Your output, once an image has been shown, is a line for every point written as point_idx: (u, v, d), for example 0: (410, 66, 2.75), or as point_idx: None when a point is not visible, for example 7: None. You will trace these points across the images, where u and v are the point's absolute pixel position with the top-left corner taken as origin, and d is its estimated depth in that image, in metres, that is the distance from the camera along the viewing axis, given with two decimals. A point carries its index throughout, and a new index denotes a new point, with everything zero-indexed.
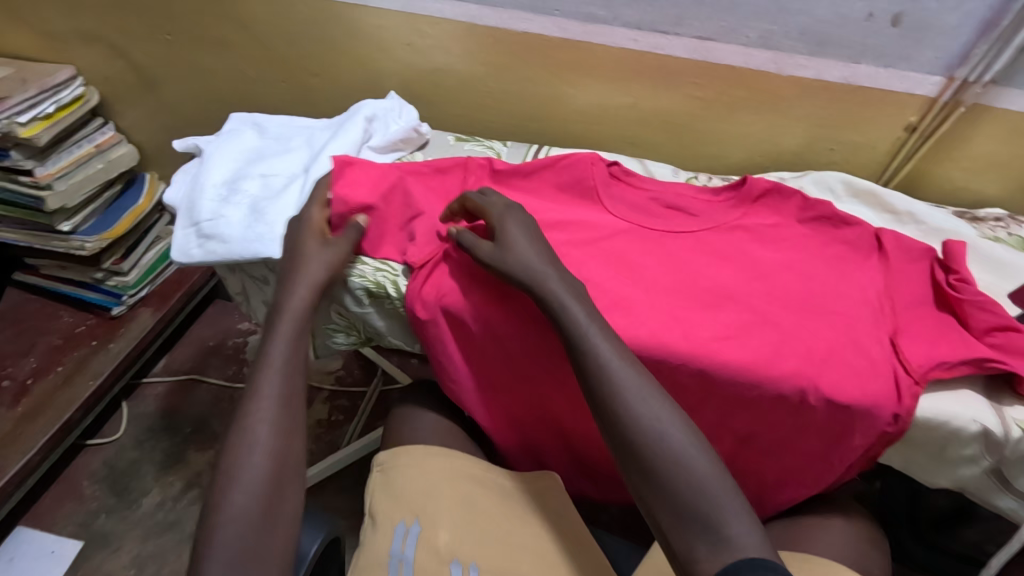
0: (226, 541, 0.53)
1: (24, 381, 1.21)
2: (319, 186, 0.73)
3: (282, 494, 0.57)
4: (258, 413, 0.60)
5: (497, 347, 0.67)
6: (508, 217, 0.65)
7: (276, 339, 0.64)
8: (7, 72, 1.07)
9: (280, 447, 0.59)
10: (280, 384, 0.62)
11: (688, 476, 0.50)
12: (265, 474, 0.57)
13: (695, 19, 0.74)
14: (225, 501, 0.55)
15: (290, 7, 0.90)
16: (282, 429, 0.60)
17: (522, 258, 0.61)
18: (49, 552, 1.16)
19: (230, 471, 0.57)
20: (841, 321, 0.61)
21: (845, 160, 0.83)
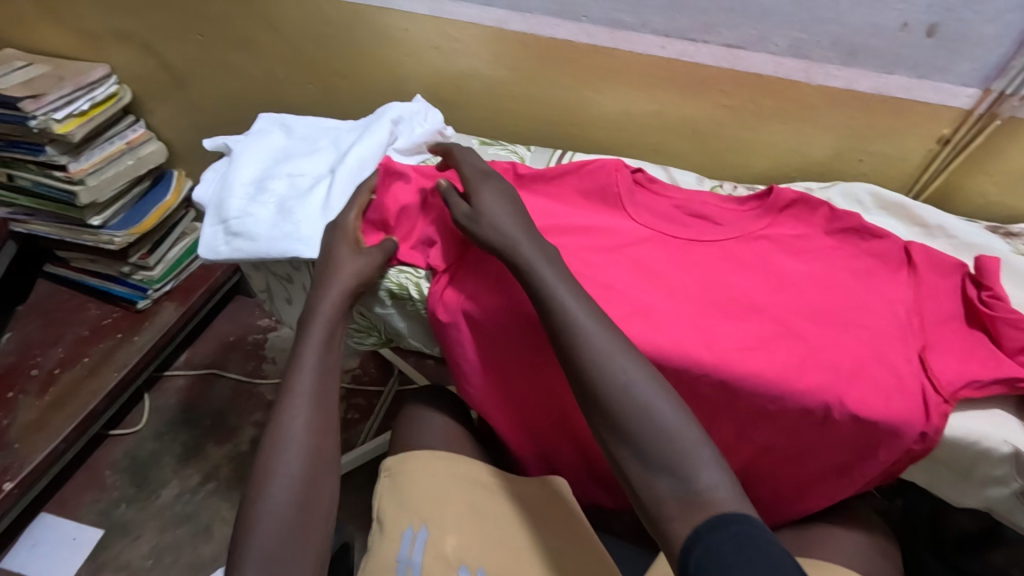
0: (266, 533, 0.54)
1: (52, 370, 1.24)
2: (359, 190, 0.75)
3: (319, 491, 0.58)
4: (294, 410, 0.61)
5: (508, 348, 0.67)
6: (485, 183, 0.68)
7: (310, 339, 0.66)
8: (45, 69, 1.10)
9: (315, 445, 0.60)
10: (314, 385, 0.63)
11: (666, 439, 0.50)
12: (286, 469, 0.57)
13: (724, 27, 0.74)
14: (260, 496, 0.56)
15: (320, 10, 0.92)
16: (317, 427, 0.61)
17: (493, 222, 0.63)
18: (71, 539, 1.19)
19: (268, 466, 0.58)
20: (869, 336, 0.60)
21: (874, 171, 0.82)
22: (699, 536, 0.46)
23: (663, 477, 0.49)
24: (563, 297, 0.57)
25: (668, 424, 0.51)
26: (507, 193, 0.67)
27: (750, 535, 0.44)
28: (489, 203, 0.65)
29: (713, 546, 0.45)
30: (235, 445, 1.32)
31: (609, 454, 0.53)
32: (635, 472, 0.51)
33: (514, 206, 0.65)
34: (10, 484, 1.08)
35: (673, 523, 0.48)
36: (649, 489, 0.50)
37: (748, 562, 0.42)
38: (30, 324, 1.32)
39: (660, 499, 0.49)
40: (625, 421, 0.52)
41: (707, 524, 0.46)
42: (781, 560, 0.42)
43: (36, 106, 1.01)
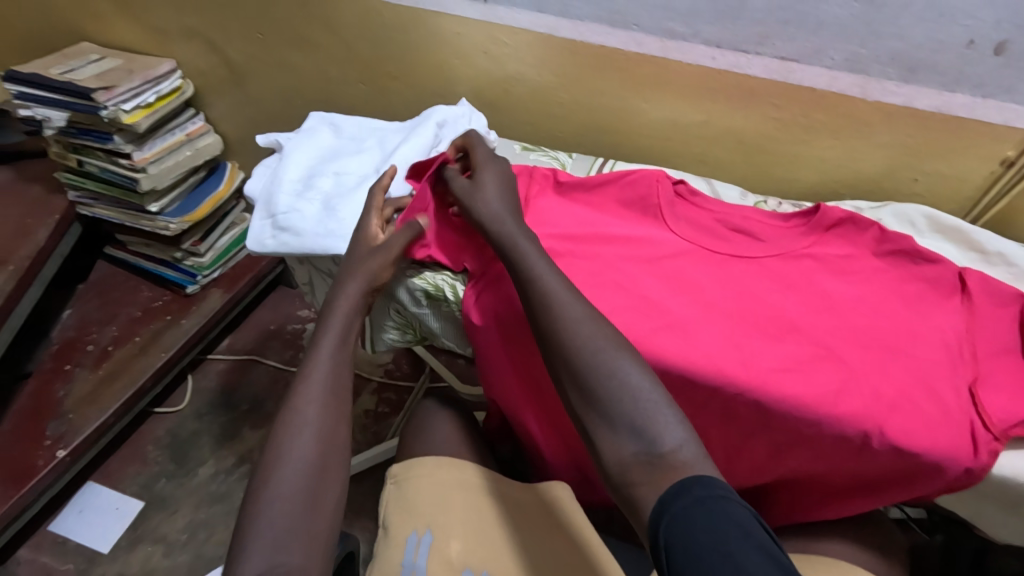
0: (275, 515, 0.55)
1: (106, 347, 1.31)
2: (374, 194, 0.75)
3: (327, 476, 0.59)
4: (308, 396, 0.63)
5: (515, 347, 0.68)
6: (488, 167, 0.72)
7: (329, 327, 0.68)
8: (117, 63, 1.17)
9: (327, 429, 0.62)
10: (328, 371, 0.65)
11: (634, 410, 0.51)
12: (312, 453, 0.60)
13: (779, 39, 0.72)
14: (274, 477, 0.58)
15: (375, 12, 0.94)
16: (329, 413, 0.63)
17: (483, 198, 0.68)
18: (114, 508, 1.25)
19: (279, 449, 0.60)
20: (915, 365, 0.58)
21: (929, 192, 0.78)
22: (666, 506, 0.47)
23: (630, 445, 0.51)
24: (574, 305, 0.58)
25: (643, 402, 0.52)
26: (505, 176, 0.71)
27: (713, 499, 0.45)
28: (485, 183, 0.69)
29: (680, 517, 0.45)
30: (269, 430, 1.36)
31: (582, 428, 0.55)
32: (606, 443, 0.52)
33: (508, 188, 0.70)
34: (63, 452, 1.14)
35: (641, 488, 0.49)
36: (615, 456, 0.51)
37: (715, 529, 0.43)
38: (88, 302, 1.40)
39: (625, 464, 0.51)
40: (615, 413, 0.52)
41: (673, 492, 0.47)
42: (742, 520, 0.44)
43: (108, 97, 1.07)
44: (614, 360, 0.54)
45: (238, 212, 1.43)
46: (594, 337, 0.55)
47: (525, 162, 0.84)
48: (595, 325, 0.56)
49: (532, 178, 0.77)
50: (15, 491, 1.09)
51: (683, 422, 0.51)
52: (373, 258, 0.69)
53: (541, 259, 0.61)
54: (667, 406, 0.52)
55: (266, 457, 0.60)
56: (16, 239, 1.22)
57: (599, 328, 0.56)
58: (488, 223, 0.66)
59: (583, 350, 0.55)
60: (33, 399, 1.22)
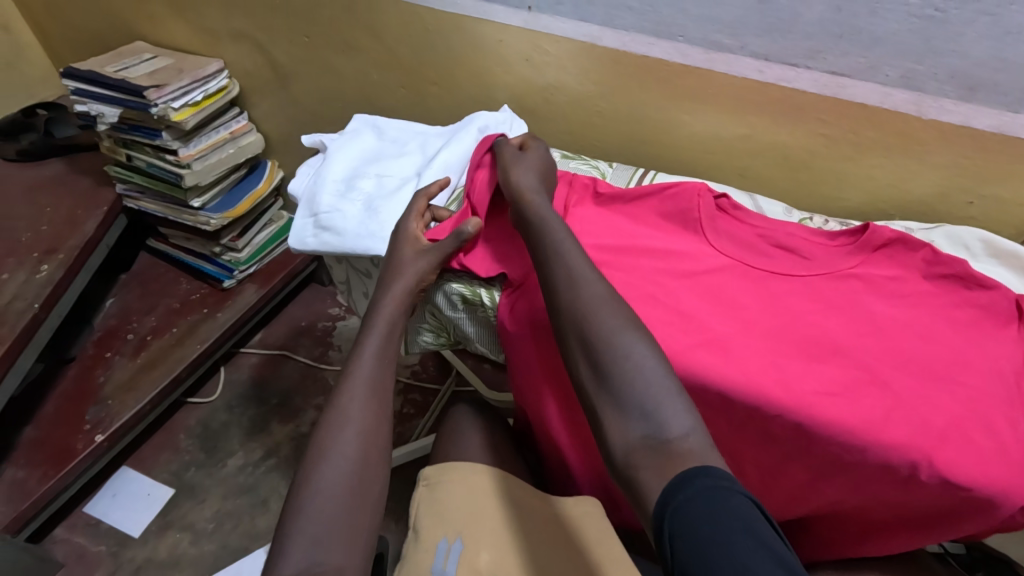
0: (320, 511, 0.57)
1: (145, 336, 1.35)
2: (415, 199, 0.76)
3: (369, 474, 0.60)
4: (354, 392, 0.64)
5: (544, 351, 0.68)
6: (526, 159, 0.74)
7: (378, 320, 0.69)
8: (167, 61, 1.20)
9: (371, 425, 0.63)
10: (372, 370, 0.66)
11: (650, 402, 0.52)
12: (354, 453, 0.60)
13: (831, 53, 0.71)
14: (315, 472, 0.59)
15: (420, 20, 0.95)
16: (373, 409, 0.64)
17: (512, 180, 0.70)
18: (145, 494, 1.28)
19: (325, 444, 0.61)
20: (967, 394, 0.56)
21: (986, 216, 0.75)
22: (670, 497, 0.46)
23: (637, 427, 0.51)
24: (610, 309, 0.57)
25: (649, 384, 0.52)
26: (546, 168, 0.73)
27: (716, 487, 0.45)
28: (517, 169, 0.71)
29: (683, 507, 0.45)
30: (297, 425, 1.38)
31: (593, 412, 0.55)
32: (612, 425, 0.53)
33: (543, 180, 0.71)
34: (100, 437, 1.18)
35: (642, 471, 0.50)
36: (621, 440, 0.52)
37: (716, 518, 0.43)
38: (129, 293, 1.44)
39: (630, 446, 0.51)
40: (625, 400, 0.53)
41: (675, 483, 0.47)
42: (744, 511, 0.44)
43: (159, 95, 1.10)
44: (628, 347, 0.55)
45: (276, 210, 1.45)
46: (623, 340, 0.55)
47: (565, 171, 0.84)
48: (608, 305, 0.58)
49: (571, 186, 0.77)
50: (55, 472, 1.13)
51: (691, 411, 0.51)
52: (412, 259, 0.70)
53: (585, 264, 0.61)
54: (678, 394, 0.52)
55: (308, 453, 0.61)
56: (66, 228, 1.27)
57: (628, 330, 0.56)
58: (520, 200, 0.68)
59: (602, 327, 0.56)
60: (75, 384, 1.27)
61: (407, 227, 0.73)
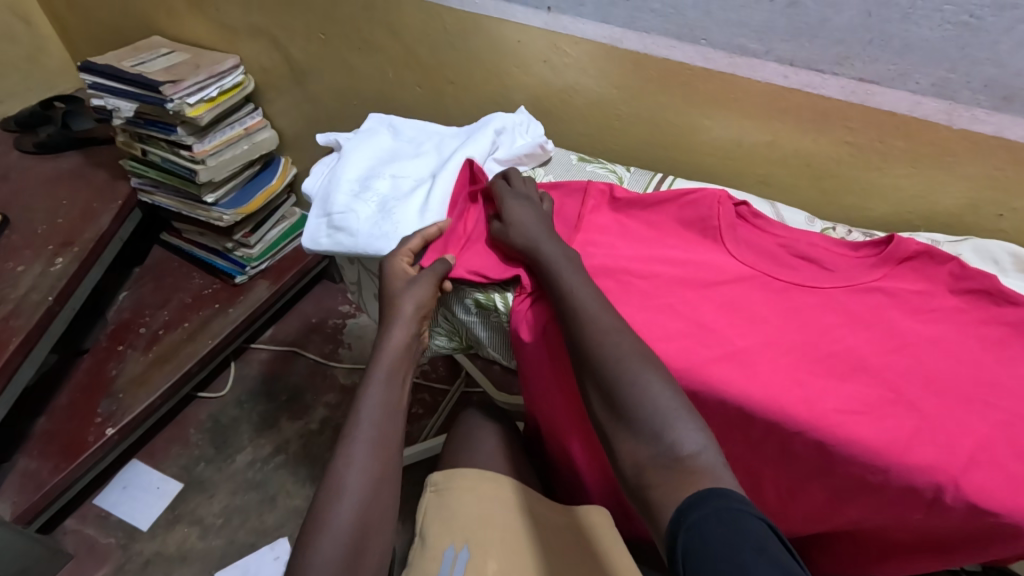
0: (330, 545, 0.58)
1: (157, 330, 1.35)
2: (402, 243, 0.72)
3: (377, 506, 0.62)
4: (361, 422, 0.65)
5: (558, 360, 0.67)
6: (518, 201, 0.72)
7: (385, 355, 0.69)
8: (185, 56, 1.20)
9: (377, 462, 0.64)
10: (382, 396, 0.67)
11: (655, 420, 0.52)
12: (364, 478, 0.62)
13: (860, 59, 0.69)
14: (333, 505, 0.61)
15: (439, 18, 0.94)
16: (381, 444, 0.65)
17: (518, 228, 0.68)
18: (155, 487, 1.29)
19: (335, 483, 0.62)
20: (997, 417, 0.54)
21: (1016, 230, 0.73)
22: (683, 516, 0.46)
23: (647, 448, 0.51)
24: (616, 331, 0.58)
25: (658, 409, 0.52)
26: (536, 207, 0.71)
27: (732, 510, 0.44)
28: (517, 216, 0.69)
29: (696, 526, 0.44)
30: (306, 423, 1.38)
31: (606, 437, 0.55)
32: (625, 447, 0.53)
33: (542, 218, 0.70)
34: (111, 430, 1.18)
35: (655, 490, 0.50)
36: (631, 459, 0.52)
37: (729, 540, 0.42)
38: (143, 286, 1.45)
39: (640, 467, 0.51)
40: (630, 414, 0.53)
41: (689, 502, 0.46)
42: (759, 536, 0.42)
43: (174, 90, 1.10)
44: (635, 374, 0.54)
45: (288, 206, 1.45)
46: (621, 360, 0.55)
47: (582, 175, 0.83)
48: (618, 332, 0.57)
49: (587, 193, 0.75)
50: (67, 464, 1.13)
51: (704, 429, 0.51)
52: (420, 283, 0.68)
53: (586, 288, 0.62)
54: (688, 414, 0.52)
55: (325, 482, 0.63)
56: (82, 222, 1.27)
57: (627, 349, 0.56)
58: (529, 249, 0.66)
59: (608, 358, 0.56)
60: (89, 376, 1.28)
61: (394, 265, 0.70)
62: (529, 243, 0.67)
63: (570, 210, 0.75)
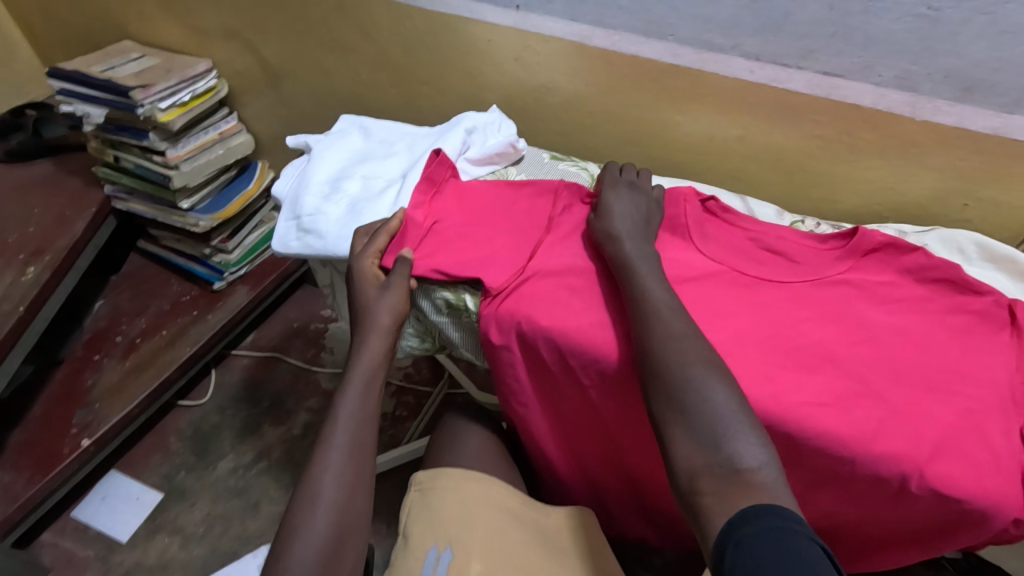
0: (306, 549, 0.58)
1: (134, 339, 1.33)
2: (356, 237, 0.73)
3: (355, 510, 0.62)
4: (337, 428, 0.65)
5: (530, 359, 0.67)
6: (627, 195, 0.70)
7: (359, 363, 0.68)
8: (156, 61, 1.19)
9: (353, 469, 0.63)
10: (356, 403, 0.66)
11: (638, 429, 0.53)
12: (340, 485, 0.62)
13: (824, 53, 0.69)
14: (308, 514, 0.60)
15: (409, 18, 0.94)
16: (355, 449, 0.64)
17: (610, 222, 0.66)
18: (135, 498, 1.27)
19: (310, 490, 0.62)
20: (963, 404, 0.54)
21: (982, 220, 0.74)
22: (733, 529, 0.47)
23: (705, 455, 0.51)
24: None
25: (722, 418, 0.52)
26: (640, 208, 0.69)
27: (783, 529, 0.45)
28: (614, 207, 0.68)
29: (745, 542, 0.45)
30: (289, 428, 1.37)
31: (659, 431, 0.55)
32: (681, 448, 0.52)
33: (637, 217, 0.67)
34: (87, 440, 1.17)
35: (709, 496, 0.50)
36: (688, 463, 0.52)
37: (780, 557, 0.43)
38: (120, 294, 1.43)
39: (695, 473, 0.51)
40: (695, 417, 0.52)
41: (743, 515, 0.47)
42: (809, 555, 0.43)
43: (145, 95, 1.09)
44: None
45: (267, 210, 1.44)
46: None
47: (553, 173, 0.82)
48: None
49: (557, 194, 0.75)
50: (42, 476, 1.12)
51: (766, 445, 0.51)
52: (391, 289, 0.68)
53: (657, 277, 0.61)
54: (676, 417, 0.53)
55: (299, 490, 0.62)
56: (55, 229, 1.25)
57: None
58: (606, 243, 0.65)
59: None
60: (64, 386, 1.26)
61: (363, 267, 0.70)
62: (609, 242, 0.65)
63: (542, 207, 0.75)
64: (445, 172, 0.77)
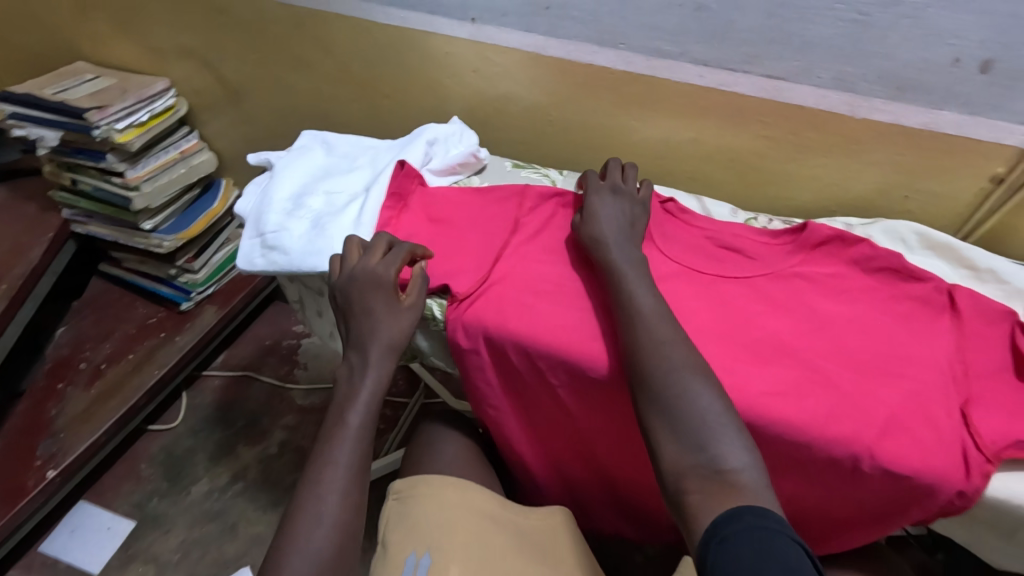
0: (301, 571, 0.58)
1: (99, 365, 1.30)
2: (379, 238, 0.70)
3: (345, 529, 0.62)
4: (342, 450, 0.64)
5: (501, 364, 0.68)
6: (611, 199, 0.70)
7: (360, 387, 0.66)
8: (111, 82, 1.17)
9: (355, 495, 0.63)
10: (359, 432, 0.65)
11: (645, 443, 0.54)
12: (337, 509, 0.61)
13: (767, 58, 0.72)
14: (301, 539, 0.60)
15: (368, 33, 0.94)
16: (358, 473, 0.64)
17: (595, 231, 0.67)
18: (106, 528, 1.24)
19: (308, 515, 0.61)
20: (908, 386, 0.57)
21: (922, 210, 0.78)
22: (717, 529, 0.47)
23: (691, 457, 0.53)
24: None
25: (712, 424, 0.53)
26: (625, 211, 0.69)
27: (764, 529, 0.45)
28: (598, 213, 0.68)
29: (727, 541, 0.46)
30: (265, 447, 1.35)
31: (647, 434, 0.56)
32: (668, 452, 0.54)
33: (623, 221, 0.68)
34: (53, 472, 1.13)
35: (693, 497, 0.51)
36: (674, 464, 0.53)
37: (762, 558, 0.43)
38: (83, 319, 1.40)
39: (681, 474, 0.53)
40: (679, 421, 0.54)
41: (726, 516, 0.48)
42: (790, 555, 0.43)
43: (100, 117, 1.08)
44: None
45: (233, 228, 1.42)
46: None
47: (516, 180, 0.84)
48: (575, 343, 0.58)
49: (524, 197, 0.77)
50: (5, 513, 1.08)
51: (751, 449, 0.52)
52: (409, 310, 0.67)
53: (646, 284, 0.61)
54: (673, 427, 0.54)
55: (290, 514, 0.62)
56: (11, 257, 1.22)
57: None
58: (592, 250, 0.66)
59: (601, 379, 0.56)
60: (26, 418, 1.22)
61: (386, 274, 0.67)
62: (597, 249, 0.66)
63: (509, 212, 0.76)
64: (411, 184, 0.79)
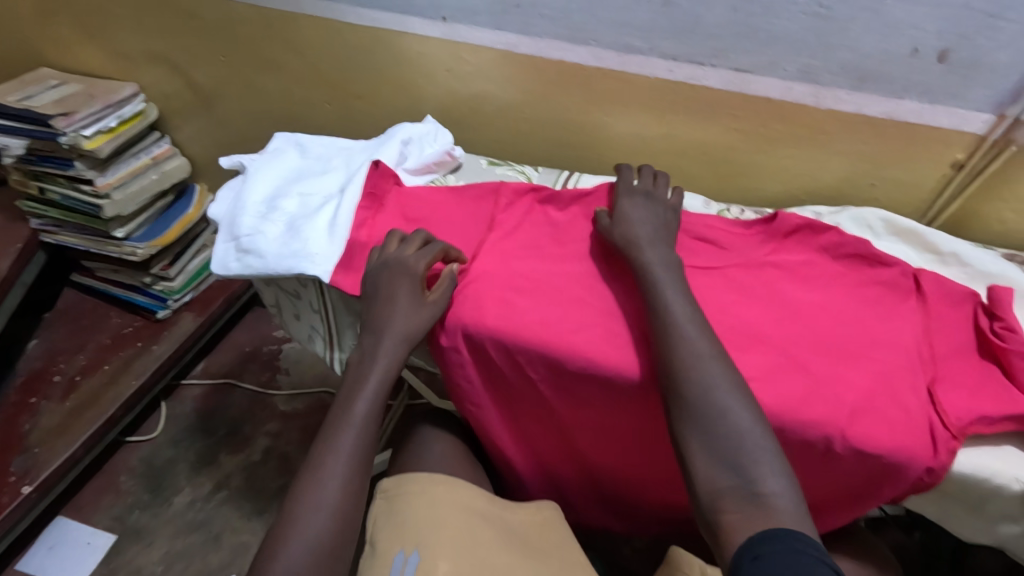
0: None
1: (73, 377, 1.28)
2: (412, 238, 0.70)
3: (335, 538, 0.60)
4: (336, 459, 0.62)
5: (481, 360, 0.69)
6: (641, 202, 0.70)
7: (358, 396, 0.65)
8: (77, 88, 1.15)
9: (345, 501, 0.61)
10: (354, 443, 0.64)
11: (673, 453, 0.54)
12: (326, 516, 0.60)
13: (735, 52, 0.74)
14: (284, 548, 0.58)
15: (339, 34, 0.94)
16: (352, 484, 0.62)
17: (629, 231, 0.67)
18: (86, 543, 1.21)
19: (292, 523, 0.59)
20: (877, 368, 0.59)
21: (887, 198, 0.80)
22: (754, 547, 0.49)
23: (727, 478, 0.53)
24: None
25: (748, 442, 0.53)
26: (658, 214, 0.69)
27: (802, 555, 0.46)
28: (630, 215, 0.68)
29: (762, 559, 0.47)
30: (248, 455, 1.34)
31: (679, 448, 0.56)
32: (701, 469, 0.54)
33: (659, 222, 0.68)
34: (28, 488, 1.11)
35: (729, 516, 0.52)
36: (709, 485, 0.53)
37: None
38: (55, 331, 1.37)
39: (718, 494, 0.53)
40: (709, 435, 0.54)
41: (765, 535, 0.49)
42: None
43: (67, 123, 1.06)
44: None
45: (208, 234, 1.40)
46: None
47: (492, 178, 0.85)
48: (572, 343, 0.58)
49: (500, 194, 0.77)
50: None
51: (790, 473, 0.52)
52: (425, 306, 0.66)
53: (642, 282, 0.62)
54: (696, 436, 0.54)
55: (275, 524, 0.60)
56: None
57: None
58: (625, 251, 0.66)
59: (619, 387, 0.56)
60: None
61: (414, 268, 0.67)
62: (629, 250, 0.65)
63: (486, 210, 0.77)
64: (387, 184, 0.79)
